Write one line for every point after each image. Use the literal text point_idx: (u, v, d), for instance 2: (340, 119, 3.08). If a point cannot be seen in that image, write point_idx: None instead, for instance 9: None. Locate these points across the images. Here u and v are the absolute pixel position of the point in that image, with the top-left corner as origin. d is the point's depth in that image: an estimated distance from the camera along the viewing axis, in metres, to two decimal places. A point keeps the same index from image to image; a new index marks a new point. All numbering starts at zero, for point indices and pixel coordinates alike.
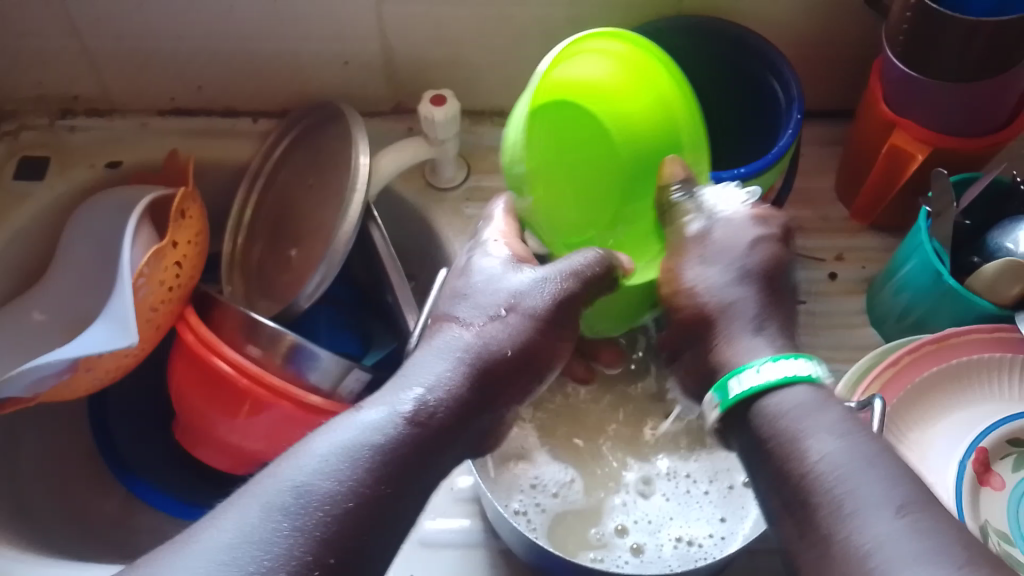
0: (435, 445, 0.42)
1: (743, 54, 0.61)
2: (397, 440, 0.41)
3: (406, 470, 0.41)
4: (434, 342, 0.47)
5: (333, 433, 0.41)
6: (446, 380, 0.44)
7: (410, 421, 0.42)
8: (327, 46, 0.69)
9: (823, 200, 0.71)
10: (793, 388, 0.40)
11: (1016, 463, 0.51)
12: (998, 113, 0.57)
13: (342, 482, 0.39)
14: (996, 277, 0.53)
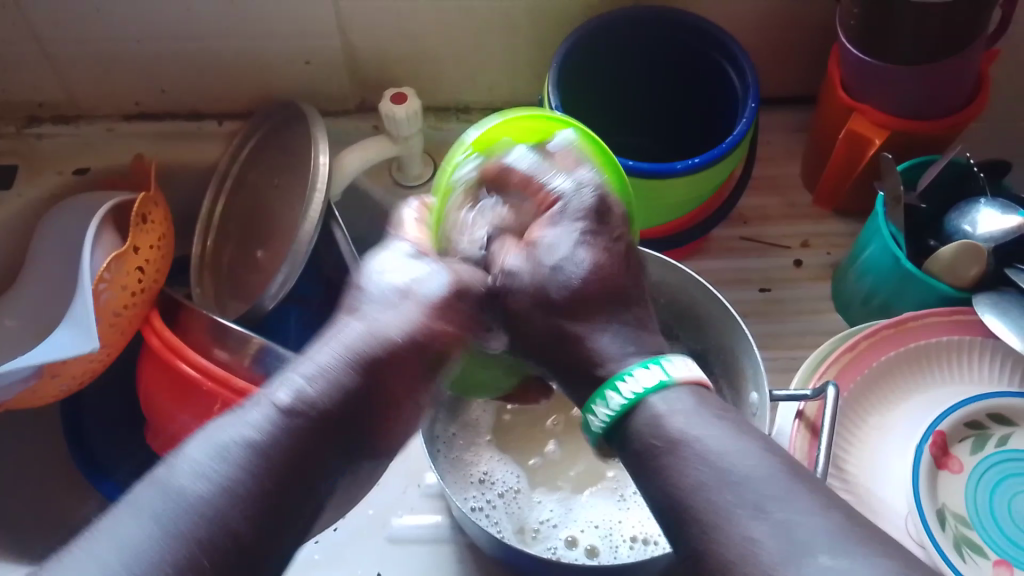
0: (322, 443, 0.39)
1: (701, 43, 0.61)
2: (272, 442, 0.37)
3: (287, 473, 0.37)
4: (332, 337, 0.41)
5: (213, 433, 0.38)
6: (334, 366, 0.39)
7: (286, 418, 0.38)
8: (289, 45, 0.69)
9: (789, 187, 0.71)
10: (670, 391, 0.39)
11: (975, 445, 0.51)
12: (956, 94, 0.57)
13: (220, 488, 0.36)
14: (953, 260, 0.53)
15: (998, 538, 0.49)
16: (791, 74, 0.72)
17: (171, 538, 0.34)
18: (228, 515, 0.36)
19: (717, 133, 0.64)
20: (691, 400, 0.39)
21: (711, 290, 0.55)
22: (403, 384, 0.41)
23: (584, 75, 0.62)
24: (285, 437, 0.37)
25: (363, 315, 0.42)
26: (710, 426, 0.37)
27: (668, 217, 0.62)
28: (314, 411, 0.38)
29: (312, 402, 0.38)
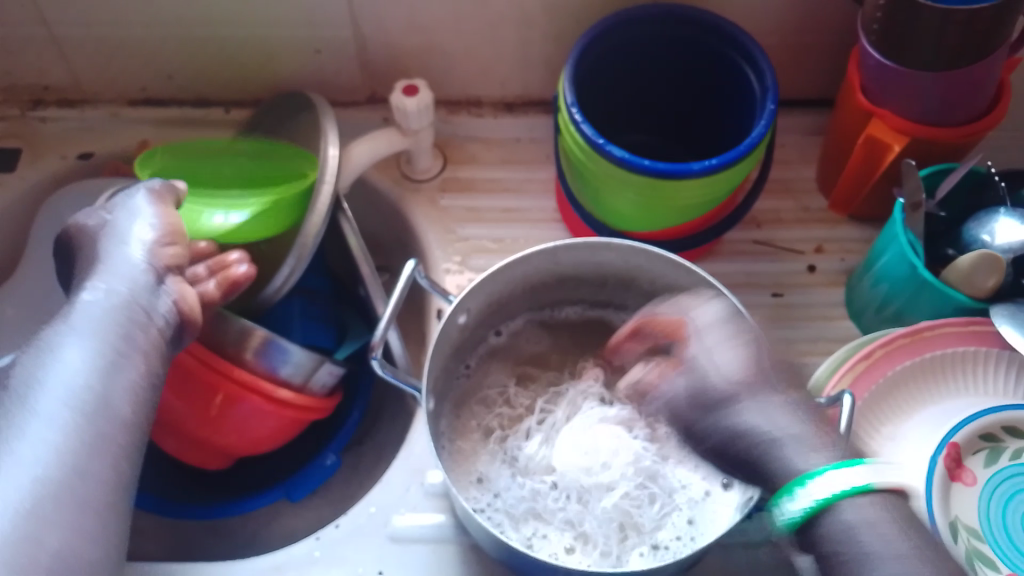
0: (139, 322, 0.48)
1: (718, 43, 0.60)
2: (104, 312, 0.47)
3: (118, 338, 0.46)
4: (103, 272, 0.49)
5: (46, 363, 0.44)
6: (127, 272, 0.50)
7: (102, 300, 0.48)
8: (300, 34, 0.68)
9: (803, 191, 0.71)
10: (854, 500, 0.39)
11: (988, 458, 0.50)
12: (977, 101, 0.57)
13: (66, 356, 0.44)
14: (971, 270, 0.52)
15: (1009, 551, 0.48)
16: (807, 78, 0.71)
17: (59, 393, 0.42)
18: (88, 368, 0.44)
19: (731, 135, 0.63)
20: (873, 510, 0.39)
21: (725, 291, 0.54)
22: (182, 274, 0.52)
23: (599, 72, 0.61)
24: (105, 314, 0.47)
25: (117, 238, 0.51)
26: (899, 541, 0.39)
27: (680, 219, 0.61)
28: (124, 295, 0.48)
29: (121, 289, 0.48)
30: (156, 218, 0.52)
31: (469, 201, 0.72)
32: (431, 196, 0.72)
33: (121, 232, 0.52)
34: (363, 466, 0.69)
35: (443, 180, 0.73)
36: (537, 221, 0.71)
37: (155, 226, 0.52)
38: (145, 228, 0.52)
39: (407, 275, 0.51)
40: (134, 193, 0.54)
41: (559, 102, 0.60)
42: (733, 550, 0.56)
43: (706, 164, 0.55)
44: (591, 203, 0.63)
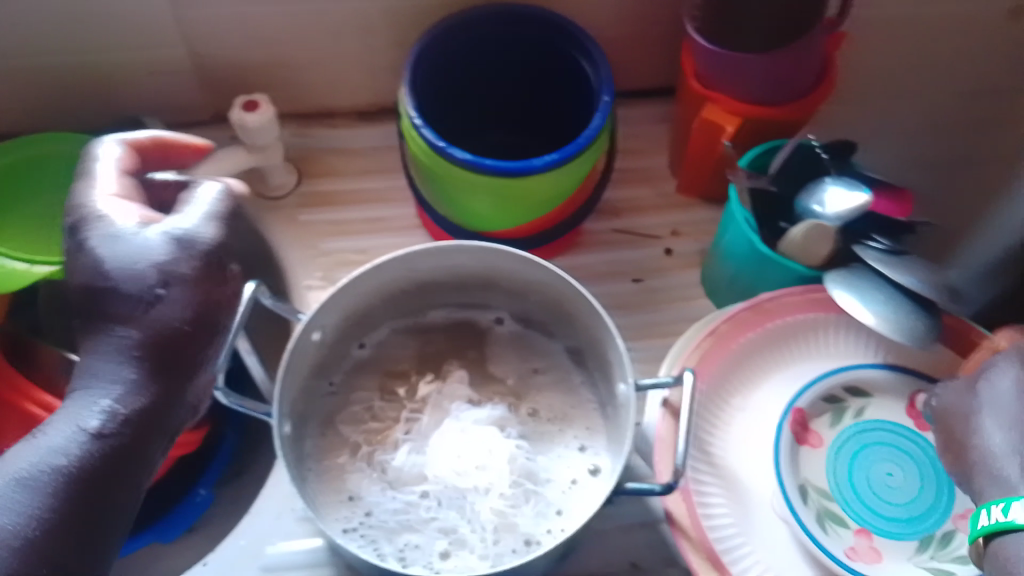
0: (117, 462, 0.43)
1: (553, 39, 0.60)
2: (84, 456, 0.42)
3: (93, 487, 0.42)
4: (108, 350, 0.45)
5: (17, 456, 0.41)
6: (120, 391, 0.44)
7: (86, 435, 0.42)
8: (131, 55, 0.65)
9: (657, 176, 0.72)
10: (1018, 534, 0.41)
11: (833, 419, 0.53)
12: (801, 80, 0.59)
13: (35, 504, 0.40)
14: (805, 239, 0.54)
15: (857, 507, 0.51)
16: (650, 67, 0.72)
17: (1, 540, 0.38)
18: (53, 530, 0.40)
19: (576, 127, 0.64)
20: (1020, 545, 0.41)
21: (576, 285, 0.54)
22: (183, 375, 0.46)
23: (439, 75, 0.61)
24: (87, 461, 0.42)
25: (143, 323, 0.45)
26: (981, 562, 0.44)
27: (534, 215, 0.62)
28: (110, 430, 0.43)
29: (118, 413, 0.43)
30: (173, 300, 0.46)
31: (330, 214, 0.70)
32: (289, 212, 0.70)
33: (112, 260, 0.45)
34: (243, 497, 0.66)
35: (302, 194, 0.71)
36: (400, 228, 0.70)
37: (164, 260, 0.46)
38: (142, 238, 0.46)
39: (246, 288, 0.48)
40: (160, 244, 0.46)
41: (401, 108, 0.59)
42: (611, 535, 0.55)
43: (546, 159, 0.56)
44: (445, 207, 0.63)
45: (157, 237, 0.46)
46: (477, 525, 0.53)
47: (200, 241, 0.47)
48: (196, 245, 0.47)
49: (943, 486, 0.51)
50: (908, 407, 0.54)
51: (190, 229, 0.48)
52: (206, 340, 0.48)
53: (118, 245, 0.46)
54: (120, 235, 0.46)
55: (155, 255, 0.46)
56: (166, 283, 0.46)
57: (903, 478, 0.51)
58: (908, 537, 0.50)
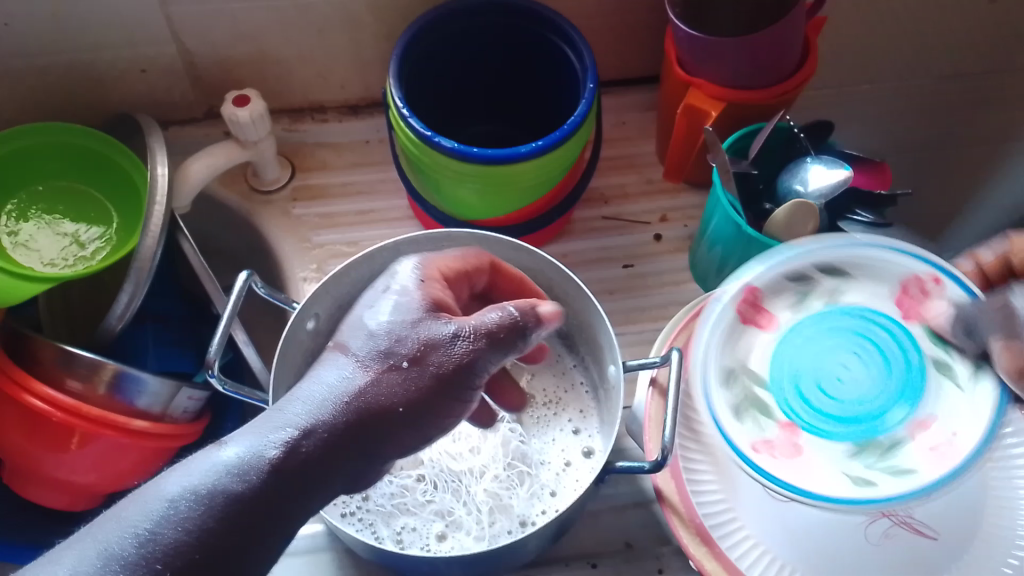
0: (279, 504, 0.38)
1: (536, 29, 0.61)
2: (253, 488, 0.37)
3: (241, 526, 0.37)
4: (322, 379, 0.41)
5: (189, 469, 0.38)
6: (309, 426, 0.39)
7: (258, 464, 0.38)
8: (119, 54, 0.66)
9: (644, 163, 0.73)
10: None
11: (792, 302, 0.55)
12: (782, 61, 0.59)
13: (171, 526, 0.36)
14: (788, 220, 0.55)
15: (793, 404, 0.52)
16: (634, 56, 0.73)
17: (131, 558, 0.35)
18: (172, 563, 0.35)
19: (562, 115, 0.65)
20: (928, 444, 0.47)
21: (563, 268, 0.55)
22: (393, 446, 0.41)
23: (425, 66, 0.62)
24: (247, 486, 0.37)
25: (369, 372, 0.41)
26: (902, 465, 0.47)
27: (523, 203, 0.62)
28: (282, 463, 0.38)
29: (296, 451, 0.39)
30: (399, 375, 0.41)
31: (323, 207, 0.71)
32: (283, 206, 0.71)
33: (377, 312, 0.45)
34: None
35: (294, 189, 0.72)
36: (391, 219, 0.70)
37: (437, 341, 0.42)
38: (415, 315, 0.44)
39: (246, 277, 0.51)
40: (436, 329, 0.42)
41: (388, 99, 0.60)
42: (603, 515, 0.56)
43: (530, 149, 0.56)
44: (434, 196, 0.64)
45: (418, 305, 0.44)
46: (472, 507, 0.54)
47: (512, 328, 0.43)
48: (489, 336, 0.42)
49: (898, 390, 0.51)
50: (899, 291, 0.54)
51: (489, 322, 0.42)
52: (421, 407, 0.41)
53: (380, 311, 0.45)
54: (394, 290, 0.46)
55: (430, 331, 0.42)
56: (412, 344, 0.42)
57: (853, 377, 0.52)
58: (841, 438, 0.51)
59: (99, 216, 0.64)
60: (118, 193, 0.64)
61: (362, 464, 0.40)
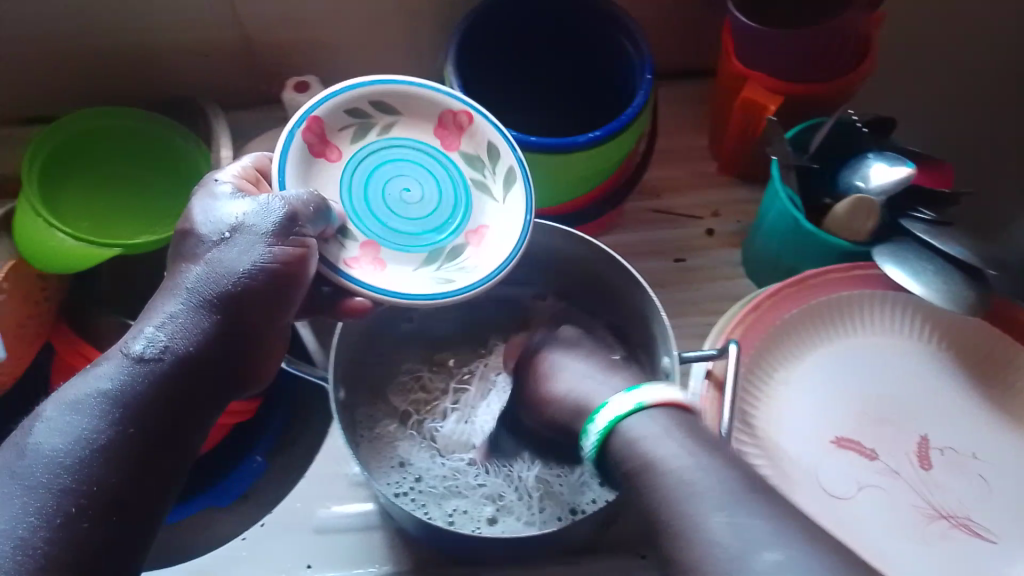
0: (196, 393, 0.43)
1: (592, 20, 0.61)
2: (144, 378, 0.41)
3: (164, 420, 0.41)
4: (172, 283, 0.45)
5: (64, 390, 0.41)
6: (169, 322, 0.43)
7: (158, 364, 0.42)
8: (182, 39, 0.67)
9: (696, 156, 0.73)
10: (642, 415, 0.46)
11: (355, 134, 0.51)
12: (842, 53, 0.59)
13: (81, 440, 0.39)
14: (848, 215, 0.55)
15: (370, 225, 0.50)
16: (688, 48, 0.73)
17: (74, 455, 0.39)
18: (92, 472, 0.39)
19: (616, 107, 0.65)
20: (662, 419, 0.46)
21: (621, 261, 0.55)
22: (257, 324, 0.45)
23: (481, 55, 0.62)
24: (149, 387, 0.41)
25: (209, 263, 0.44)
26: (675, 440, 0.44)
27: (578, 193, 0.63)
28: (176, 361, 0.42)
29: (161, 341, 0.42)
30: (268, 255, 0.43)
31: None
32: None
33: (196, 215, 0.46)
34: (294, 466, 0.67)
35: None
36: None
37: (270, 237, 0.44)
38: (230, 201, 0.46)
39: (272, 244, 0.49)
40: (270, 202, 0.44)
41: (445, 88, 0.60)
42: None
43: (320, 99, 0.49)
44: None
45: (273, 198, 0.45)
46: (523, 492, 0.55)
47: (314, 204, 0.45)
48: (297, 204, 0.44)
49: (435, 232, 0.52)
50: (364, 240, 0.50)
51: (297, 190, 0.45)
52: (255, 302, 0.44)
53: (211, 205, 0.46)
54: (215, 187, 0.47)
55: (296, 202, 0.44)
56: (232, 238, 0.44)
57: (419, 195, 0.52)
58: (414, 252, 0.51)
59: (152, 204, 0.64)
60: (174, 181, 0.65)
61: (222, 352, 0.44)
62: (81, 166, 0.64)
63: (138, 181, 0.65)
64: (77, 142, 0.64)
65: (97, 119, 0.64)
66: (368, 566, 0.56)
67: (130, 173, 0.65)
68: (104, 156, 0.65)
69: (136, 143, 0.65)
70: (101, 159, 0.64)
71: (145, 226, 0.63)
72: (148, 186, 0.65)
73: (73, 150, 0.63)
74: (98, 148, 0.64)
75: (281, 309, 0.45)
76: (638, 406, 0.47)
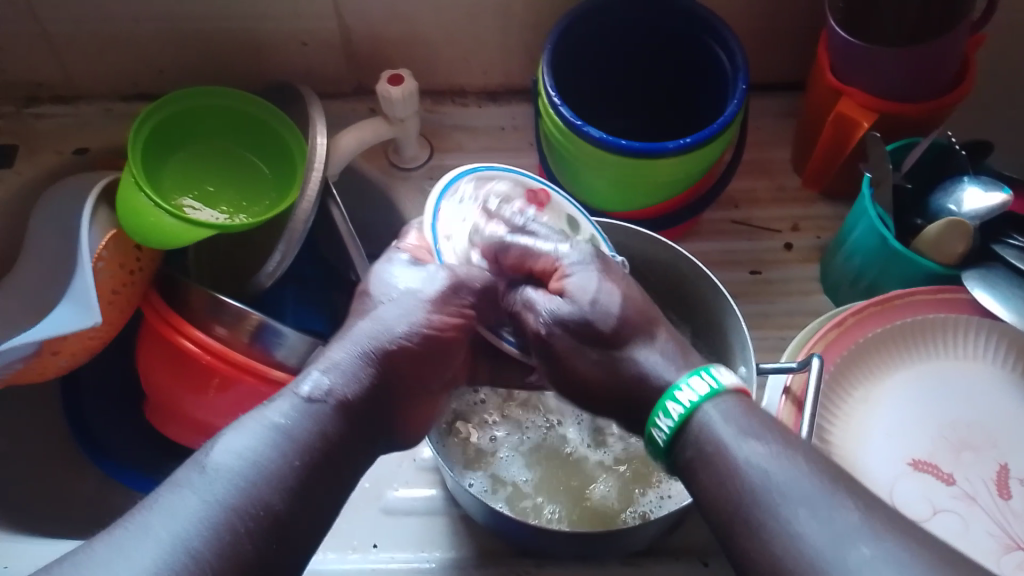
0: (354, 442, 0.44)
1: (691, 27, 0.62)
2: (323, 418, 0.43)
3: (326, 460, 0.42)
4: (343, 335, 0.47)
5: (241, 424, 0.42)
6: (342, 370, 0.45)
7: (327, 404, 0.43)
8: (286, 27, 0.70)
9: (779, 170, 0.73)
10: (717, 400, 0.41)
11: (468, 215, 0.54)
12: (943, 75, 0.58)
13: (254, 466, 0.40)
14: (939, 237, 0.55)
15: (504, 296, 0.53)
16: (779, 60, 0.73)
17: (257, 482, 0.39)
18: (274, 497, 0.39)
19: (709, 115, 0.65)
20: (735, 413, 0.41)
21: (700, 266, 0.55)
22: (413, 378, 0.47)
23: (574, 57, 0.63)
24: (319, 426, 0.42)
25: (376, 322, 0.47)
26: (759, 441, 0.39)
27: (664, 197, 0.63)
28: (342, 405, 0.44)
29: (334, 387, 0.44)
30: (428, 320, 0.48)
31: None
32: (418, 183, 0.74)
33: (370, 284, 0.51)
34: None
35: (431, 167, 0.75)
36: None
37: (438, 299, 0.48)
38: (403, 268, 0.50)
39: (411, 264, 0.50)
40: (435, 271, 0.49)
41: (539, 87, 0.61)
42: None
43: (441, 193, 0.52)
44: (571, 184, 0.65)
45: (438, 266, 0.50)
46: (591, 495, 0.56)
47: (479, 280, 0.49)
48: (463, 272, 0.49)
49: None
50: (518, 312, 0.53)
51: (461, 263, 0.50)
52: (417, 358, 0.47)
53: (388, 271, 0.51)
54: (384, 257, 0.52)
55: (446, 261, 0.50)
56: (409, 296, 0.48)
57: None
58: None
59: (251, 181, 0.69)
60: (270, 158, 0.68)
61: (378, 403, 0.46)
62: (180, 145, 0.67)
63: (236, 156, 0.69)
64: (173, 123, 0.66)
65: (191, 100, 0.66)
66: (432, 550, 0.56)
67: (225, 148, 0.69)
68: (200, 133, 0.68)
69: (230, 122, 0.68)
70: (199, 137, 0.68)
71: (245, 205, 0.68)
72: (245, 161, 0.69)
73: (171, 130, 0.66)
74: (193, 127, 0.67)
75: (433, 368, 0.48)
76: (713, 387, 0.41)
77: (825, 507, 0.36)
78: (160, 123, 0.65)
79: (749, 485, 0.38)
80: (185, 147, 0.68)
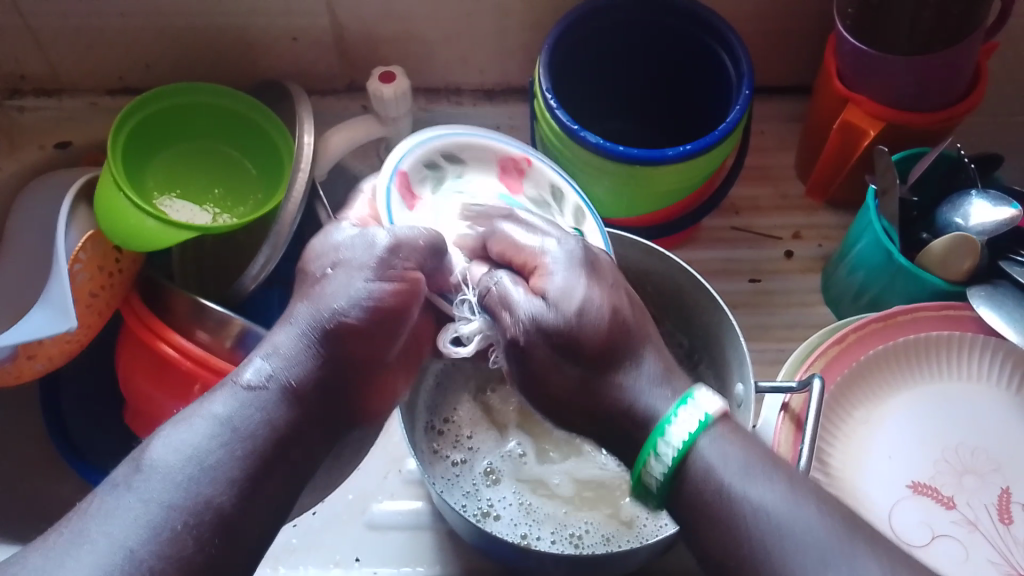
0: (303, 429, 0.41)
1: (694, 30, 0.60)
2: (268, 409, 0.40)
3: (274, 450, 0.39)
4: (290, 314, 0.43)
5: (180, 418, 0.39)
6: (288, 359, 0.41)
7: (270, 391, 0.40)
8: (277, 23, 0.67)
9: (782, 177, 0.71)
10: (707, 434, 0.37)
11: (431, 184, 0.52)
12: (954, 85, 0.56)
13: (197, 463, 0.37)
14: (945, 253, 0.53)
15: None
16: (784, 64, 0.71)
17: (193, 483, 0.36)
18: (217, 492, 0.37)
19: (710, 121, 0.63)
20: (734, 448, 0.37)
21: (698, 278, 0.53)
22: (360, 360, 0.43)
23: (572, 59, 0.61)
24: (264, 414, 0.39)
25: (315, 303, 0.43)
26: (765, 482, 0.36)
27: (660, 206, 0.61)
28: (286, 391, 0.40)
29: (277, 375, 0.41)
30: (368, 294, 0.43)
31: None
32: None
33: (321, 254, 0.45)
34: None
35: None
36: None
37: (376, 280, 0.43)
38: (353, 237, 0.45)
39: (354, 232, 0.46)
40: (375, 236, 0.45)
41: (536, 89, 0.59)
42: None
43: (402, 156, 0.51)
44: None
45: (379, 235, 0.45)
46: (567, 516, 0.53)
47: (423, 238, 0.45)
48: (404, 238, 0.44)
49: None
50: None
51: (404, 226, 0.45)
52: (369, 336, 0.43)
53: (334, 240, 0.46)
54: (331, 228, 0.47)
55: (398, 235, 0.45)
56: (346, 262, 0.44)
57: None
58: None
59: (238, 181, 0.67)
60: (258, 159, 0.66)
61: (326, 391, 0.42)
62: (165, 143, 0.65)
63: (223, 156, 0.67)
64: (157, 120, 0.64)
65: (178, 97, 0.64)
66: (414, 566, 0.55)
67: (211, 146, 0.67)
68: (186, 132, 0.66)
69: (216, 120, 0.66)
70: (184, 135, 0.66)
71: (232, 207, 0.66)
72: (233, 162, 0.67)
73: (155, 129, 0.64)
74: (178, 125, 0.65)
75: (393, 343, 0.45)
76: (701, 421, 0.37)
77: (842, 561, 0.33)
78: (143, 120, 0.63)
79: (759, 529, 0.35)
80: (169, 145, 0.66)
